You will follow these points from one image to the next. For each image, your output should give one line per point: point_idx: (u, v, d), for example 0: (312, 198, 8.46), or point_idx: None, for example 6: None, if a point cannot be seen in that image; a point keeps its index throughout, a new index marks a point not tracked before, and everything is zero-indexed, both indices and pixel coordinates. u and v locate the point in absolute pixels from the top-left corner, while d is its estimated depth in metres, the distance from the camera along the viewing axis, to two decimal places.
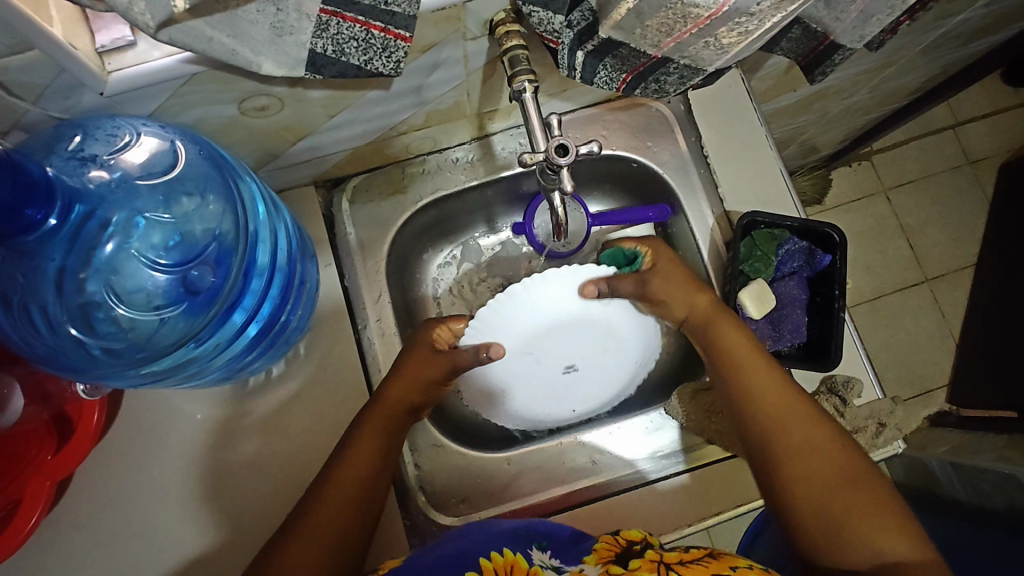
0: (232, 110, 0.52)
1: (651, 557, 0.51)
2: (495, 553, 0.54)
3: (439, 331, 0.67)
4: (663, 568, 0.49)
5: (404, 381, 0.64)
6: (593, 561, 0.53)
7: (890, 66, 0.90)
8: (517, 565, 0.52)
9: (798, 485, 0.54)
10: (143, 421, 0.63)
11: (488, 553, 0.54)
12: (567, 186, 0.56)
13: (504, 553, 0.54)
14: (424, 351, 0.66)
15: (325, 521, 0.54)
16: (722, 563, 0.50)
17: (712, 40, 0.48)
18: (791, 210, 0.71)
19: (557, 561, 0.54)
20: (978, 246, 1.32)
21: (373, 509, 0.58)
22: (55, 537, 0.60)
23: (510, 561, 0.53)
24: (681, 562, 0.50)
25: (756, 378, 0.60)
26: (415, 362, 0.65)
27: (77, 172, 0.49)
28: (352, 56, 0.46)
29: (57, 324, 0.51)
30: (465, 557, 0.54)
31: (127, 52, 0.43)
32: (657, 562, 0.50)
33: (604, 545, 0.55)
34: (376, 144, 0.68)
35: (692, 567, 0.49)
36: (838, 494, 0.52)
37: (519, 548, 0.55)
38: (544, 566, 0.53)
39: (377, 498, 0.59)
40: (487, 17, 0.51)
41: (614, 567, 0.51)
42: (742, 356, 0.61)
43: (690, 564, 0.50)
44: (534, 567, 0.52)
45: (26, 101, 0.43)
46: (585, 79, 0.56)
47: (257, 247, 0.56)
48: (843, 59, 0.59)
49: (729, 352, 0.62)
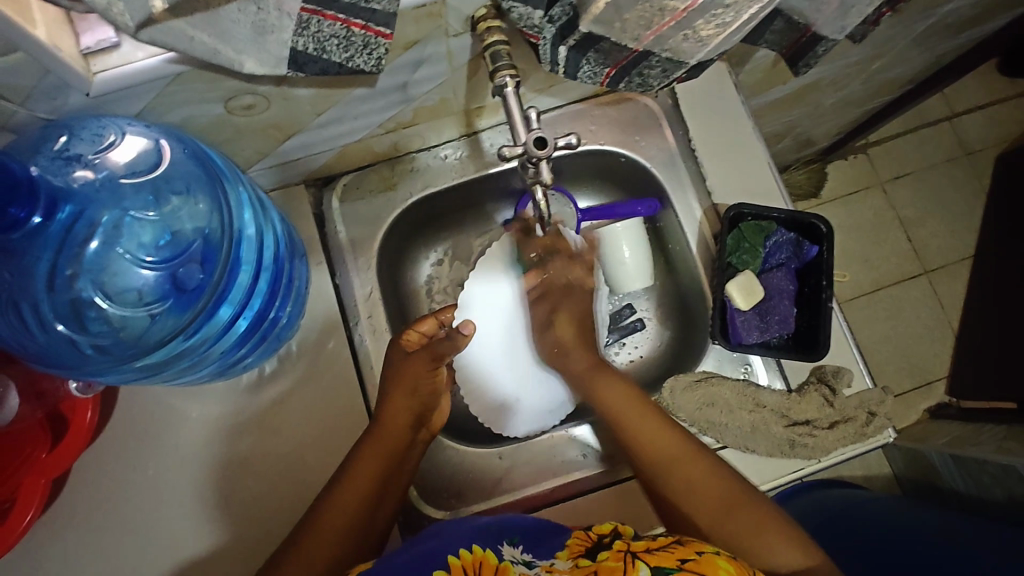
0: (218, 109, 0.52)
1: (618, 547, 0.51)
2: (464, 551, 0.54)
3: (409, 335, 0.67)
4: (629, 556, 0.49)
5: (404, 385, 0.65)
6: (565, 556, 0.53)
7: (882, 57, 0.90)
8: (485, 562, 0.52)
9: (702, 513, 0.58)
10: (138, 420, 0.64)
11: (456, 552, 0.53)
12: (546, 176, 0.58)
13: (473, 550, 0.54)
14: (401, 359, 0.66)
15: (329, 530, 0.57)
16: (689, 549, 0.50)
17: (691, 32, 0.49)
18: (779, 203, 0.71)
19: (528, 556, 0.54)
20: (975, 237, 1.32)
21: (379, 518, 0.60)
22: (51, 536, 0.61)
23: (478, 558, 0.53)
24: (647, 550, 0.50)
25: (636, 420, 0.63)
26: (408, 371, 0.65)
27: (62, 172, 0.50)
28: (334, 53, 0.46)
29: (47, 322, 0.52)
30: (434, 557, 0.53)
31: (111, 53, 0.44)
32: (624, 552, 0.50)
33: (576, 541, 0.55)
34: (364, 142, 0.68)
35: (658, 554, 0.49)
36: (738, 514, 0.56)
37: (490, 545, 0.55)
38: (515, 561, 0.52)
39: (386, 507, 0.61)
40: (468, 13, 0.51)
41: (583, 559, 0.51)
42: (615, 395, 0.66)
43: (656, 551, 0.50)
44: (504, 564, 0.52)
45: (13, 103, 0.44)
46: (569, 74, 0.56)
47: (243, 244, 0.57)
48: (825, 50, 0.59)
49: (606, 401, 0.66)
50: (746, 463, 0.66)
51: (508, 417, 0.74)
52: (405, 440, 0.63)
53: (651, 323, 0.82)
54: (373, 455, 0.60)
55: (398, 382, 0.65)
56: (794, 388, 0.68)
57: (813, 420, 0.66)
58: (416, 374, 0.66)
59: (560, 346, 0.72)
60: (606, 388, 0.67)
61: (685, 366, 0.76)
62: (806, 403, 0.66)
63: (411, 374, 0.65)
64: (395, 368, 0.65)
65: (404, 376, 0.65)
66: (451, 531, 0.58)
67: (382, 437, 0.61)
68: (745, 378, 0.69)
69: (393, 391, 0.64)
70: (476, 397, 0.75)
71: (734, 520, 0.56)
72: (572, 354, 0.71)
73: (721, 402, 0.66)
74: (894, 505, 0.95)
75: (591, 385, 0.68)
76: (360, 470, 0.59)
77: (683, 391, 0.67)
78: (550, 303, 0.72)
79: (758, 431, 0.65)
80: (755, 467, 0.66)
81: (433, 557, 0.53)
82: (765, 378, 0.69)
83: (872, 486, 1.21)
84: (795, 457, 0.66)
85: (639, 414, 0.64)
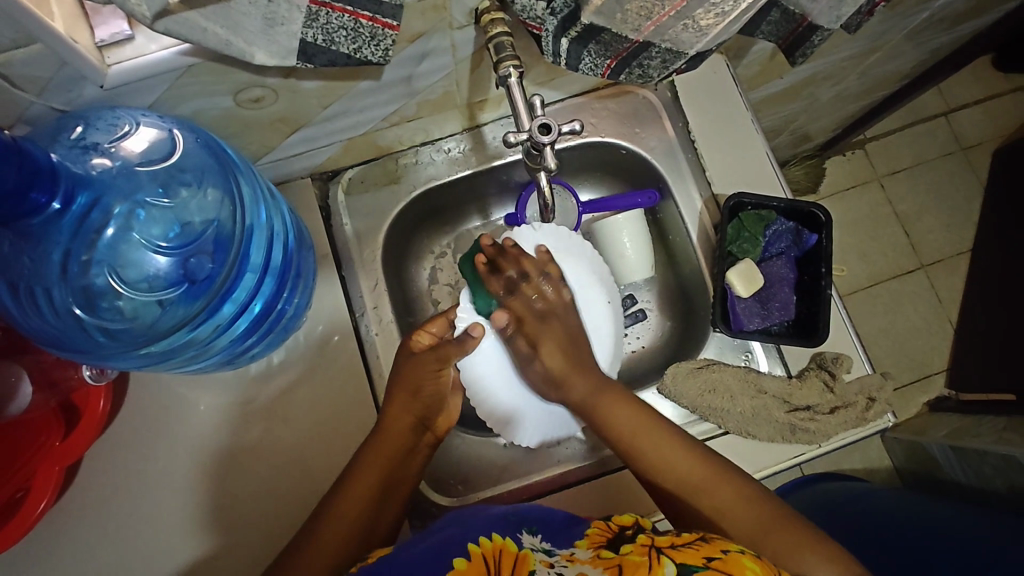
0: (228, 102, 0.53)
1: (642, 541, 0.51)
2: (484, 539, 0.53)
3: (418, 337, 0.67)
4: (653, 551, 0.50)
5: (405, 386, 0.65)
6: (585, 546, 0.53)
7: (876, 51, 0.91)
8: (506, 550, 0.52)
9: (728, 536, 0.57)
10: (149, 411, 0.65)
11: (476, 540, 0.53)
12: (551, 163, 0.58)
13: (492, 538, 0.54)
14: (409, 357, 0.66)
15: (343, 528, 0.58)
16: (713, 546, 0.51)
17: (691, 22, 0.51)
18: (778, 192, 0.72)
19: (547, 544, 0.54)
20: (973, 231, 1.33)
21: (385, 519, 0.61)
22: (63, 523, 0.62)
23: (498, 546, 0.52)
24: (672, 546, 0.50)
25: (652, 449, 0.61)
26: (414, 372, 0.65)
27: (80, 160, 0.51)
28: (342, 44, 0.47)
29: (61, 307, 0.53)
30: (454, 545, 0.53)
31: (125, 46, 0.45)
32: (648, 546, 0.50)
33: (595, 531, 0.56)
34: (368, 136, 0.69)
35: (683, 551, 0.50)
36: (767, 536, 0.55)
37: (509, 534, 0.55)
38: (534, 549, 0.53)
39: (391, 511, 0.62)
40: (472, 5, 0.52)
41: (604, 550, 0.51)
42: (628, 425, 0.64)
43: (680, 547, 0.50)
44: (524, 552, 0.52)
45: (29, 94, 0.45)
46: (571, 67, 0.57)
47: (252, 239, 0.58)
48: (821, 40, 0.60)
49: (618, 429, 0.64)
50: (748, 449, 0.67)
51: (519, 427, 0.73)
52: (406, 449, 0.64)
53: (652, 314, 0.83)
54: (373, 468, 0.60)
55: (402, 384, 0.65)
56: (794, 373, 0.69)
57: (814, 405, 0.67)
58: (421, 376, 0.65)
59: (552, 377, 0.69)
60: (613, 413, 0.65)
61: (686, 356, 0.77)
62: (807, 389, 0.67)
63: (412, 377, 0.65)
64: (403, 367, 0.65)
65: (409, 378, 0.65)
66: (460, 522, 0.58)
67: (382, 447, 0.61)
68: (746, 365, 0.70)
69: (397, 392, 0.65)
70: (485, 405, 0.73)
71: (771, 538, 0.55)
72: (566, 384, 0.68)
73: (723, 388, 0.67)
74: (897, 497, 0.95)
75: (600, 410, 0.66)
76: (361, 482, 0.60)
77: (684, 378, 0.69)
78: (527, 337, 0.70)
79: (760, 417, 0.66)
80: (757, 454, 0.67)
81: (452, 546, 0.53)
82: (766, 365, 0.70)
83: (873, 479, 1.22)
84: (796, 442, 0.67)
85: (654, 437, 0.62)
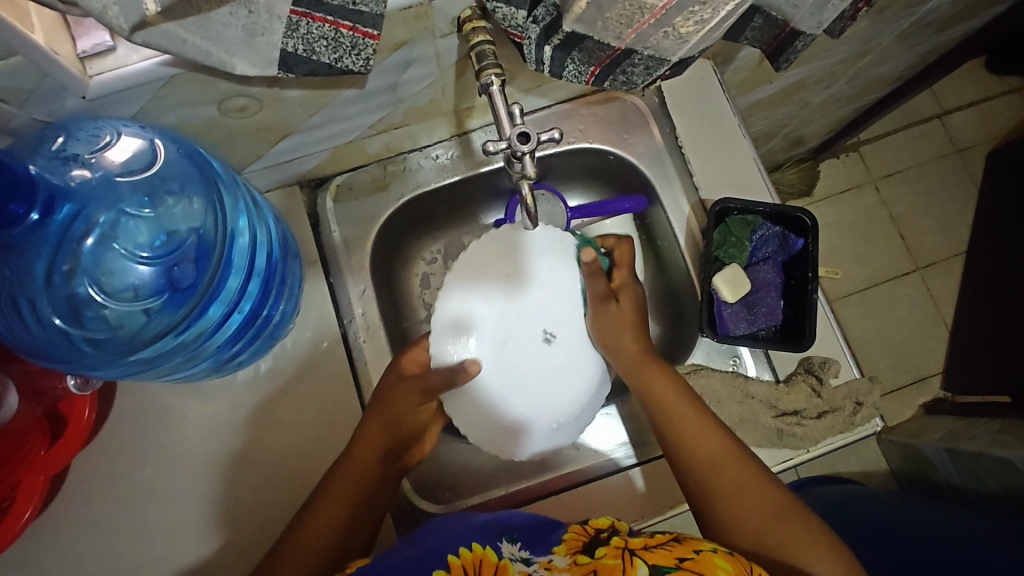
0: (212, 111, 0.54)
1: (617, 544, 0.52)
2: (464, 549, 0.54)
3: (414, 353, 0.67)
4: (628, 554, 0.50)
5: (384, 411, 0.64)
6: (563, 551, 0.53)
7: (865, 56, 0.92)
8: (486, 560, 0.53)
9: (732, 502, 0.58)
10: (136, 420, 0.65)
11: (457, 549, 0.54)
12: (530, 170, 0.58)
13: (472, 549, 0.54)
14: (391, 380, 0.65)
15: (320, 529, 0.59)
16: (686, 547, 0.51)
17: (671, 29, 0.51)
18: (765, 196, 0.72)
19: (526, 552, 0.54)
20: (967, 233, 1.33)
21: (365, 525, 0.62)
22: (50, 532, 0.62)
23: (478, 556, 0.53)
24: (645, 548, 0.51)
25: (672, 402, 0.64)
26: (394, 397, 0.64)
27: (60, 171, 0.52)
28: (322, 54, 0.47)
29: (44, 317, 0.53)
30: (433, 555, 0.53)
31: (107, 57, 0.45)
32: (622, 549, 0.51)
33: (572, 535, 0.55)
34: (355, 144, 0.69)
35: (656, 552, 0.50)
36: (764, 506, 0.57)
37: (489, 543, 0.55)
38: (514, 559, 0.53)
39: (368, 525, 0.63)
40: (454, 14, 0.52)
41: (581, 556, 0.51)
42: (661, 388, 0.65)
43: (654, 549, 0.51)
44: (503, 562, 0.53)
45: (10, 105, 0.45)
46: (554, 73, 0.57)
47: (234, 243, 0.58)
48: (804, 45, 0.60)
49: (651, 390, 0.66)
50: None
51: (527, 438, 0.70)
52: (380, 473, 0.63)
53: None
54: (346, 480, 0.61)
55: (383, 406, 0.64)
56: (783, 378, 0.69)
57: (802, 410, 0.67)
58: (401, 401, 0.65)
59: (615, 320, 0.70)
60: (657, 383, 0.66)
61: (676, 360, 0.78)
62: (795, 393, 0.67)
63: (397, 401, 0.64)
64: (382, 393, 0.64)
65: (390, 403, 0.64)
66: (448, 528, 0.58)
67: (352, 462, 0.61)
68: (733, 370, 0.70)
69: (375, 412, 0.63)
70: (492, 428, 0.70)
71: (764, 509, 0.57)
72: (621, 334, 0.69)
73: (710, 395, 0.68)
74: (891, 500, 0.95)
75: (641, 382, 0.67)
76: (332, 490, 0.60)
77: None
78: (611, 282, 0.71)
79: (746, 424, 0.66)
80: None
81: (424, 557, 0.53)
82: (753, 370, 0.70)
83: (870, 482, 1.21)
84: (784, 447, 0.67)
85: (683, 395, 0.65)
